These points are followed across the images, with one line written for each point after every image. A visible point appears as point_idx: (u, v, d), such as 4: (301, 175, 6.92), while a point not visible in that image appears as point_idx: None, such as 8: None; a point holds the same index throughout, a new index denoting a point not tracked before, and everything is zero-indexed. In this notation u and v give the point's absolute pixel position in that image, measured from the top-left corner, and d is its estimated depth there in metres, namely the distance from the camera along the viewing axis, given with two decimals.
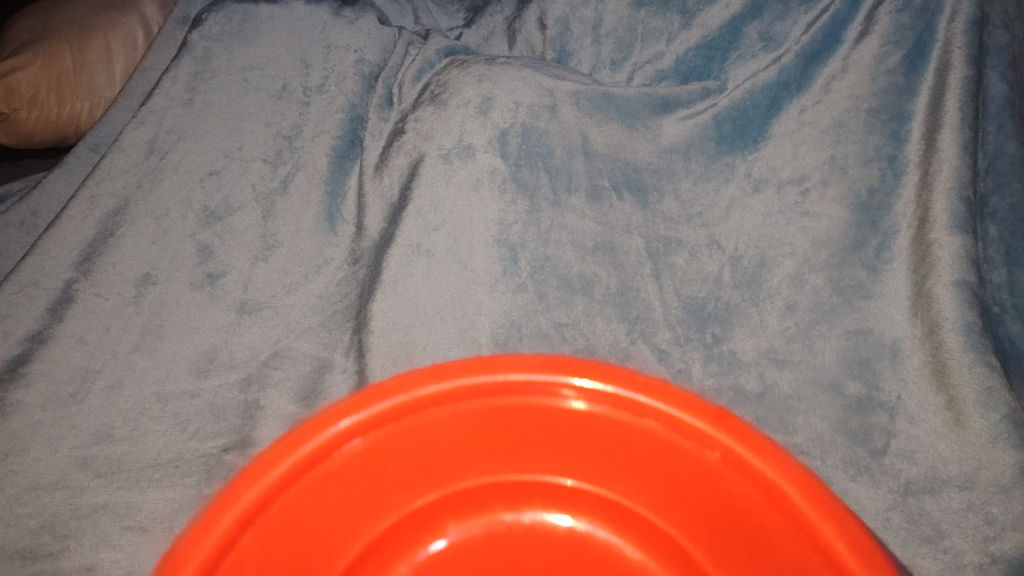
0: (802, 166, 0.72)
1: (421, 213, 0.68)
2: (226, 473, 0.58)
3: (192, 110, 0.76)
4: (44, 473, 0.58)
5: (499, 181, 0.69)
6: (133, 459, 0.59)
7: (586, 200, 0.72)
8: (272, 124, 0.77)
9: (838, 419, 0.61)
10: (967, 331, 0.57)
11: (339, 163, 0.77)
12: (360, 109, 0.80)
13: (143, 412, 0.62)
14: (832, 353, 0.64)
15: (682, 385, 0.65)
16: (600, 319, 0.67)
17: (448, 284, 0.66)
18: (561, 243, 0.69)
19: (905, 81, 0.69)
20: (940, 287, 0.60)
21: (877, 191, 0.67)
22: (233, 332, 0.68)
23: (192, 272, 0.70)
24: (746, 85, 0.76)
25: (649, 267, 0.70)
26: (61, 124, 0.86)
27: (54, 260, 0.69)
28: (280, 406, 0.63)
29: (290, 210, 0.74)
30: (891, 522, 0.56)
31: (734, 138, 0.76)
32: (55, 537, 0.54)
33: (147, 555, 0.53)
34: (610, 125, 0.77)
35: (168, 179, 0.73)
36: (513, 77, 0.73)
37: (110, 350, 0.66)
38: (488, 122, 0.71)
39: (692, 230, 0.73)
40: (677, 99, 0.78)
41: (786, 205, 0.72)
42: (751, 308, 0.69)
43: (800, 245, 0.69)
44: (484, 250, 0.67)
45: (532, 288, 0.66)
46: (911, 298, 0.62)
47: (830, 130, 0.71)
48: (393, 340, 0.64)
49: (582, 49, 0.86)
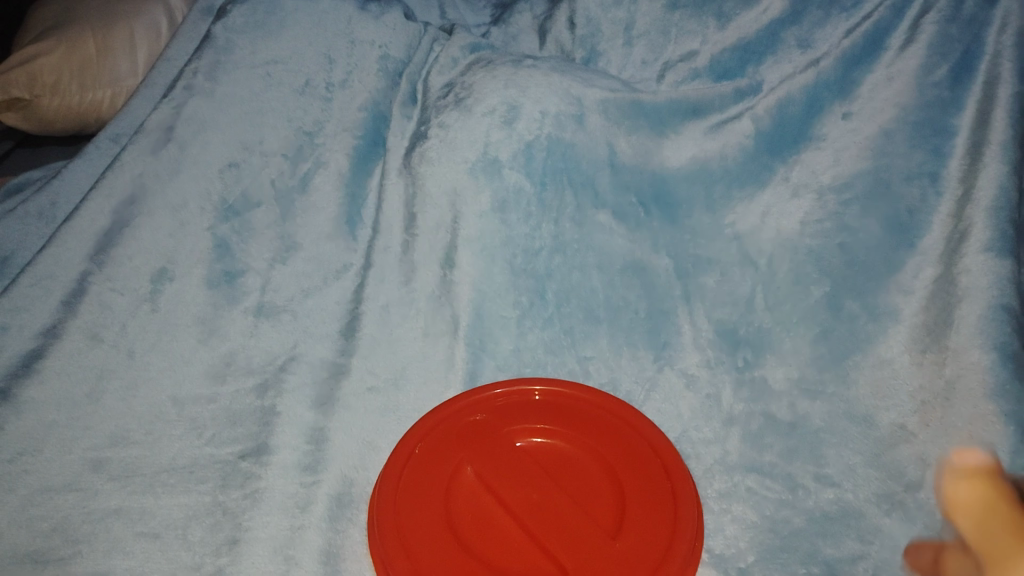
0: (844, 173, 0.69)
1: (466, 241, 0.69)
2: (241, 481, 0.57)
3: (214, 103, 0.72)
4: (56, 474, 0.57)
5: (524, 202, 0.70)
6: (146, 463, 0.58)
7: (613, 216, 0.73)
8: (293, 118, 0.74)
9: (870, 454, 0.60)
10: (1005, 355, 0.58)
11: (361, 164, 0.75)
12: (383, 107, 0.77)
13: (158, 415, 0.61)
14: (865, 386, 0.64)
15: (711, 414, 0.65)
16: (626, 350, 0.69)
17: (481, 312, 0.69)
18: (588, 266, 0.71)
19: (949, 95, 0.67)
20: (967, 310, 0.60)
21: (917, 209, 0.66)
22: (251, 336, 0.67)
23: (209, 270, 0.69)
24: (782, 88, 0.72)
25: (678, 288, 0.71)
26: (83, 112, 0.82)
27: (70, 252, 0.67)
28: (297, 414, 0.62)
29: (311, 209, 0.73)
30: (926, 557, 0.53)
31: (774, 135, 0.73)
32: (67, 542, 0.53)
33: (159, 561, 0.52)
34: (641, 131, 0.74)
35: (185, 170, 0.71)
36: (539, 82, 0.72)
37: (126, 350, 0.65)
38: (513, 133, 0.70)
39: (724, 243, 0.72)
40: (708, 105, 0.74)
41: (827, 215, 0.69)
42: (782, 335, 0.68)
43: (836, 265, 0.68)
44: (508, 281, 0.70)
45: (558, 321, 0.70)
46: (931, 328, 0.63)
47: (873, 140, 0.69)
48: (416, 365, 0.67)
49: (613, 51, 0.79)
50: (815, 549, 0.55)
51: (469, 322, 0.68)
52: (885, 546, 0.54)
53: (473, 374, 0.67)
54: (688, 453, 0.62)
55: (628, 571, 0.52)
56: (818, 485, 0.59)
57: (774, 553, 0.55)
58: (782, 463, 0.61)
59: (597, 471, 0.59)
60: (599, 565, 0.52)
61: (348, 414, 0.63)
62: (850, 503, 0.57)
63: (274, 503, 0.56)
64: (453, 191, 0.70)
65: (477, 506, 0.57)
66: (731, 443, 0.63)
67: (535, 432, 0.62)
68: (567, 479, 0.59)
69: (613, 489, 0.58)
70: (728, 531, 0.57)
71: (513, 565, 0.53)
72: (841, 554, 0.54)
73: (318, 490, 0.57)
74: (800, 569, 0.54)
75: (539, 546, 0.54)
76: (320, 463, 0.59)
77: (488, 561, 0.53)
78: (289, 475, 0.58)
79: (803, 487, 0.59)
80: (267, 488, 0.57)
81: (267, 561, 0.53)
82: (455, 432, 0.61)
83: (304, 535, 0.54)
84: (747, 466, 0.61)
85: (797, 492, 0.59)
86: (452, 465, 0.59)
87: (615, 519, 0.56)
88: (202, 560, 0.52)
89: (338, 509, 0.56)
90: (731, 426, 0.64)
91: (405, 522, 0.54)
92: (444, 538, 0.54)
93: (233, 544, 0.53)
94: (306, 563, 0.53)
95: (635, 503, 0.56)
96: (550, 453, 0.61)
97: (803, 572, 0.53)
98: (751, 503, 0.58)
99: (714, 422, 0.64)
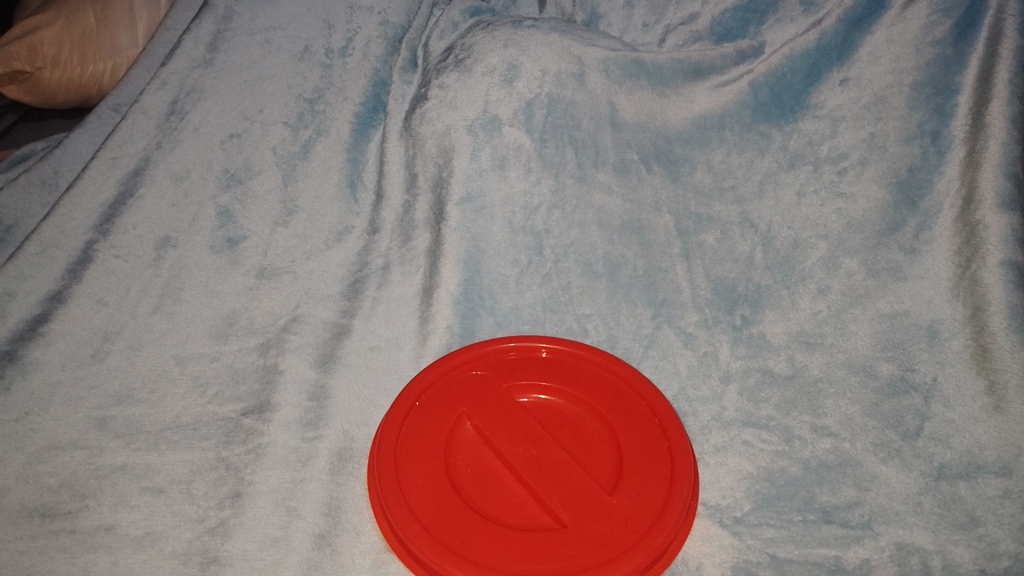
0: (841, 145, 0.70)
1: (464, 203, 0.70)
2: (244, 438, 0.58)
3: (213, 71, 0.74)
4: (62, 432, 0.58)
5: (524, 159, 0.72)
6: (151, 420, 0.59)
7: (613, 174, 0.73)
8: (293, 85, 0.75)
9: (870, 403, 0.60)
10: (1014, 315, 0.59)
11: (361, 130, 0.75)
12: (383, 74, 0.77)
13: (162, 374, 0.62)
14: (865, 336, 0.64)
15: (708, 370, 0.65)
16: (625, 305, 0.69)
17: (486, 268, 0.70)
18: (586, 223, 0.72)
19: (953, 52, 0.66)
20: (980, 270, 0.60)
21: (918, 169, 0.66)
22: (252, 297, 0.68)
23: (211, 235, 0.70)
24: (784, 50, 0.73)
25: (678, 246, 0.71)
26: (85, 83, 0.83)
27: (74, 221, 0.68)
28: (298, 371, 0.63)
29: (311, 175, 0.73)
30: (923, 507, 0.54)
31: (771, 105, 0.74)
32: (74, 496, 0.54)
33: (163, 515, 0.53)
34: (641, 92, 0.75)
35: (188, 140, 0.72)
36: (540, 42, 0.73)
37: (130, 312, 0.66)
38: (513, 92, 0.72)
39: (724, 205, 0.73)
40: (711, 65, 0.75)
41: (823, 184, 0.70)
42: (782, 290, 0.68)
43: (834, 227, 0.69)
44: (509, 237, 0.71)
45: (555, 278, 0.70)
46: (937, 285, 0.63)
47: (871, 106, 0.70)
48: (415, 323, 0.67)
49: (614, 11, 0.81)
50: (811, 496, 0.55)
51: (459, 281, 0.68)
52: (881, 493, 0.55)
53: (470, 331, 0.67)
54: (685, 410, 0.62)
55: (623, 526, 0.52)
56: (816, 435, 0.59)
57: (769, 501, 0.55)
58: (780, 415, 0.61)
59: (596, 430, 0.60)
60: (595, 519, 0.53)
61: (349, 371, 0.64)
62: (847, 452, 0.58)
63: (277, 458, 0.57)
64: (454, 150, 0.71)
65: (476, 465, 0.57)
66: (728, 399, 0.63)
67: (535, 389, 0.62)
68: (565, 438, 0.59)
69: (610, 447, 0.58)
70: (723, 483, 0.57)
71: (510, 520, 0.53)
72: (837, 501, 0.55)
73: (319, 445, 0.58)
74: (795, 516, 0.54)
75: (535, 501, 0.55)
76: (322, 419, 0.60)
77: (487, 516, 0.53)
78: (291, 430, 0.59)
79: (800, 438, 0.59)
80: (270, 444, 0.58)
81: (269, 513, 0.54)
82: (456, 389, 0.61)
83: (306, 488, 0.55)
84: (745, 420, 0.61)
85: (794, 443, 0.59)
86: (452, 420, 0.59)
87: (611, 478, 0.56)
88: (206, 513, 0.53)
89: (339, 463, 0.57)
90: (729, 382, 0.64)
91: (404, 475, 0.55)
92: (441, 492, 0.54)
93: (236, 497, 0.54)
94: (308, 514, 0.54)
95: (633, 459, 0.56)
96: (549, 410, 0.61)
97: (798, 519, 0.54)
98: (746, 455, 0.58)
99: (711, 378, 0.64)
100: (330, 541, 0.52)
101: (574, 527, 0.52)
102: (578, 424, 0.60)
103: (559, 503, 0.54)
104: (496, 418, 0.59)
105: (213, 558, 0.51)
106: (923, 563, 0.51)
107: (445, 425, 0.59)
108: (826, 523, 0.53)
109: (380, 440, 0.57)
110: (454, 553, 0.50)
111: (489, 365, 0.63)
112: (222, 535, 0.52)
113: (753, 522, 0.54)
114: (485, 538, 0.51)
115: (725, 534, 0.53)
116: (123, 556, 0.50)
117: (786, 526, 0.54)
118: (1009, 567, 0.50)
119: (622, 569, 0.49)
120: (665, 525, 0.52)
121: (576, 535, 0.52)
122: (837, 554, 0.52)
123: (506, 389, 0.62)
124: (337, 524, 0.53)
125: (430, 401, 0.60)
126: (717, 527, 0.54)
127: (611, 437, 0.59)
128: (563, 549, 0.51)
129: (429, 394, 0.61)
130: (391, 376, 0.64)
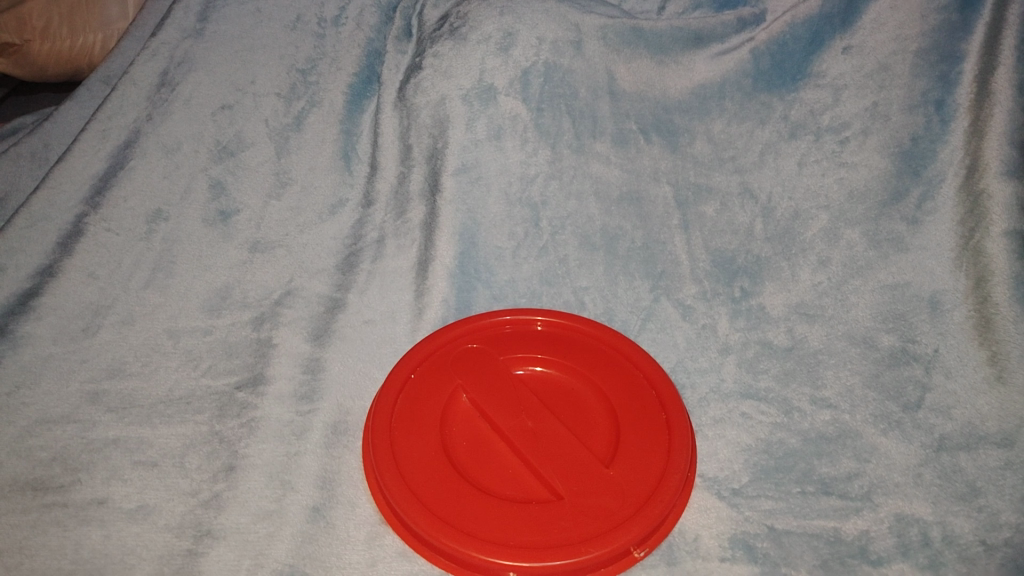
0: (843, 114, 0.69)
1: (459, 174, 0.70)
2: (237, 411, 0.58)
3: (203, 41, 0.73)
4: (54, 406, 0.57)
5: (521, 129, 0.71)
6: (145, 394, 0.59)
7: (612, 145, 0.72)
8: (285, 56, 0.74)
9: (870, 374, 0.60)
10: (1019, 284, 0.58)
11: (355, 101, 0.74)
12: (377, 44, 0.76)
13: (154, 348, 0.62)
14: (865, 308, 0.63)
15: (706, 342, 0.64)
16: (622, 277, 0.68)
17: (482, 241, 0.69)
18: (583, 194, 0.71)
19: (958, 18, 0.65)
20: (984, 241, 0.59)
21: (921, 138, 0.65)
22: (245, 271, 0.67)
23: (204, 209, 0.69)
24: (785, 18, 0.72)
25: (677, 217, 0.70)
26: (74, 57, 0.82)
27: (65, 194, 0.68)
28: (292, 345, 0.62)
29: (304, 147, 0.72)
30: (923, 478, 0.53)
31: (772, 74, 0.73)
32: (66, 470, 0.53)
33: (157, 488, 0.52)
34: (640, 60, 0.73)
35: (179, 112, 0.71)
36: (536, 9, 0.71)
37: (122, 286, 0.65)
38: (509, 60, 0.71)
39: (724, 175, 0.72)
40: (711, 32, 0.74)
41: (825, 154, 0.69)
42: (782, 262, 0.67)
43: (836, 198, 0.68)
44: (505, 209, 0.70)
45: (552, 250, 0.69)
46: (940, 255, 0.63)
47: (875, 74, 0.69)
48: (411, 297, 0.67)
49: None
50: (810, 468, 0.55)
51: (455, 254, 0.68)
52: (881, 465, 0.54)
53: (466, 304, 0.67)
54: (684, 382, 0.62)
55: (619, 498, 0.52)
56: (815, 407, 0.59)
57: (769, 473, 0.55)
58: (779, 387, 0.60)
59: (592, 402, 0.59)
60: (592, 491, 0.52)
61: (344, 344, 0.63)
62: (848, 424, 0.57)
63: (270, 431, 0.57)
64: (449, 121, 0.70)
65: (471, 438, 0.57)
66: (726, 371, 0.62)
67: (531, 361, 0.62)
68: (561, 410, 0.59)
69: (607, 419, 0.58)
70: (722, 455, 0.56)
71: (506, 492, 0.53)
72: (837, 473, 0.54)
73: (314, 419, 0.58)
74: (794, 488, 0.54)
75: (531, 473, 0.54)
76: (316, 393, 0.59)
77: (483, 488, 0.53)
78: (285, 404, 0.58)
79: (800, 410, 0.58)
80: (264, 418, 0.57)
81: (263, 486, 0.53)
82: (451, 361, 0.60)
83: (300, 461, 0.55)
84: (743, 392, 0.60)
85: (793, 415, 0.58)
86: (447, 392, 0.59)
87: (608, 449, 0.56)
88: (200, 487, 0.53)
89: (334, 436, 0.57)
90: (727, 354, 0.63)
91: (399, 448, 0.54)
92: (437, 464, 0.53)
93: (230, 470, 0.54)
94: (302, 487, 0.53)
95: (630, 430, 0.56)
96: (545, 382, 0.61)
97: (796, 491, 0.53)
98: (745, 427, 0.58)
99: (710, 350, 0.64)
100: (324, 514, 0.52)
101: (570, 499, 0.52)
102: (575, 396, 0.60)
103: (556, 474, 0.53)
104: (491, 390, 0.59)
105: (206, 531, 0.50)
106: (923, 535, 0.50)
107: (439, 397, 0.58)
108: (825, 494, 0.53)
109: (375, 413, 0.56)
110: (450, 525, 0.49)
111: (485, 338, 0.63)
112: (215, 508, 0.52)
113: (751, 494, 0.54)
114: (481, 511, 0.51)
115: (723, 506, 0.53)
116: (116, 529, 0.50)
117: (784, 498, 0.53)
118: (1010, 538, 0.49)
119: (619, 540, 0.49)
120: (662, 496, 0.51)
121: (572, 507, 0.51)
122: (836, 525, 0.51)
123: (500, 361, 0.61)
124: (331, 497, 0.53)
125: (425, 374, 0.60)
126: (715, 499, 0.54)
127: (608, 409, 0.58)
128: (559, 521, 0.50)
129: (424, 367, 0.60)
130: (385, 350, 0.63)
